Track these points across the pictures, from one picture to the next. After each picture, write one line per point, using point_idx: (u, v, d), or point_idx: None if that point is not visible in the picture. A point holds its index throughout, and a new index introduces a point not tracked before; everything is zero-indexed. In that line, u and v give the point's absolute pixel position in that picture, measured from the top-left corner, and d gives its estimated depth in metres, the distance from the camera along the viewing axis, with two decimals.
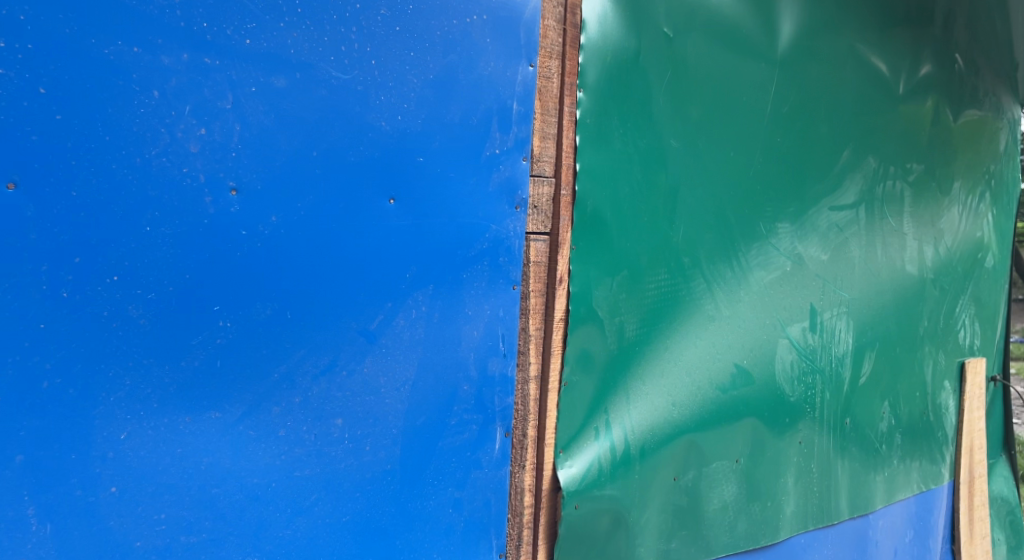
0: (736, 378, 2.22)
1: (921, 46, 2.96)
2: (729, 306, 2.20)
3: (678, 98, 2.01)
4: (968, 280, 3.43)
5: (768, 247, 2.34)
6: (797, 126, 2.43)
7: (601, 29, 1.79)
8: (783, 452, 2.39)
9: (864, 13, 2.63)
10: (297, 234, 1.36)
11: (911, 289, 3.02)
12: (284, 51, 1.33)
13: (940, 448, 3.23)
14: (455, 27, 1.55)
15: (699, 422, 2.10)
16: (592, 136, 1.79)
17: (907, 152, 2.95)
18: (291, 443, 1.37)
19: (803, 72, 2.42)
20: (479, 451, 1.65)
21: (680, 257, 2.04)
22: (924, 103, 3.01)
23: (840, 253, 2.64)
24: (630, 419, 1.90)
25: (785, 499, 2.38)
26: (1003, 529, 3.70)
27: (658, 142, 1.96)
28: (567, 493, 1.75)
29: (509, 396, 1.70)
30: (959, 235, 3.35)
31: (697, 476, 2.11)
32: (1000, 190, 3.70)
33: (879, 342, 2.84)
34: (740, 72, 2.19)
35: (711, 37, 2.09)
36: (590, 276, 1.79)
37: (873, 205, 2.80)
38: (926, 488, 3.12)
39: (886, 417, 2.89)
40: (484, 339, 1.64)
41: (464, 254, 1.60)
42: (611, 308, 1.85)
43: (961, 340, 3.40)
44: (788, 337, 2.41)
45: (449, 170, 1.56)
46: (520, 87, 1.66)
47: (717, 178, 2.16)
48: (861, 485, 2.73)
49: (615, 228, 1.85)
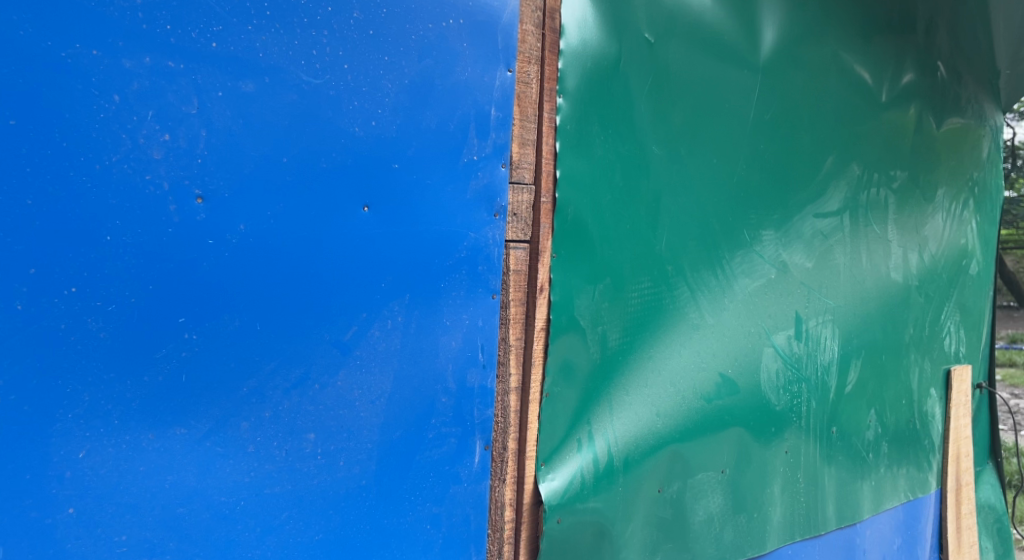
0: (720, 387, 2.20)
1: (904, 55, 2.95)
2: (713, 315, 2.19)
3: (659, 106, 2.00)
4: (953, 287, 3.42)
5: (752, 254, 2.33)
6: (780, 134, 2.42)
7: (580, 35, 1.78)
8: (769, 462, 2.36)
9: (846, 22, 2.62)
10: (266, 242, 1.32)
11: (896, 295, 3.00)
12: (251, 54, 1.29)
13: (926, 456, 3.21)
14: (430, 31, 1.52)
15: (684, 432, 2.07)
16: (572, 144, 1.77)
17: (891, 160, 2.95)
18: (260, 459, 1.32)
19: (785, 81, 2.41)
20: (459, 465, 1.61)
21: (664, 265, 2.04)
22: (907, 111, 3.00)
23: (824, 261, 2.63)
24: (613, 430, 1.88)
25: (771, 509, 2.35)
26: (992, 537, 3.66)
27: (639, 149, 1.95)
28: (548, 507, 1.72)
29: (489, 409, 1.66)
30: (944, 242, 3.35)
31: (683, 488, 2.07)
32: (982, 197, 3.69)
33: (865, 350, 2.83)
34: (723, 79, 2.18)
35: (692, 45, 2.08)
36: (571, 285, 1.78)
37: (858, 212, 2.79)
38: (913, 496, 3.09)
39: (871, 426, 2.86)
40: (463, 350, 1.61)
41: (442, 263, 1.57)
42: (593, 318, 1.83)
43: (947, 348, 3.38)
44: (773, 345, 2.39)
45: (426, 177, 1.53)
46: (498, 93, 1.63)
47: (701, 185, 2.15)
48: (848, 494, 2.70)
49: (596, 236, 1.84)
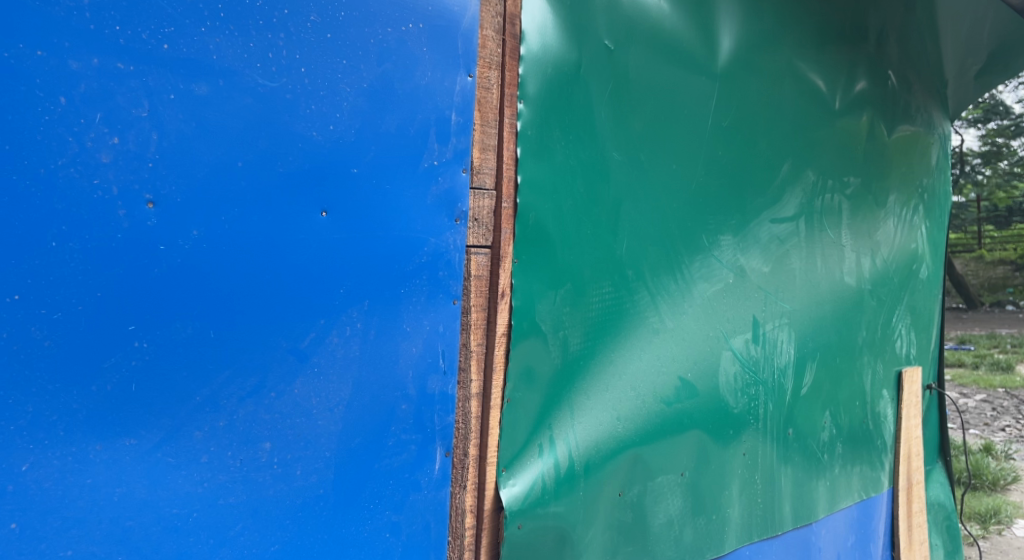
0: (680, 391, 2.22)
1: (856, 64, 3.02)
2: (673, 319, 2.21)
3: (619, 113, 2.02)
4: (904, 291, 3.52)
5: (710, 259, 2.37)
6: (738, 140, 2.46)
7: (541, 41, 1.79)
8: (728, 464, 2.39)
9: (800, 31, 2.68)
10: (221, 248, 1.29)
11: (850, 299, 3.08)
12: (205, 57, 1.26)
13: (879, 455, 3.28)
14: (390, 35, 1.50)
15: (644, 435, 2.09)
16: (533, 149, 1.78)
17: (844, 166, 3.02)
18: (214, 470, 1.29)
19: (742, 88, 2.45)
20: (419, 472, 1.60)
21: (624, 270, 2.06)
22: (860, 119, 3.08)
23: (780, 265, 2.68)
24: (574, 435, 1.89)
25: (729, 510, 2.38)
26: (942, 534, 3.76)
27: (600, 155, 1.96)
28: (509, 513, 1.71)
29: (450, 415, 1.65)
30: (895, 246, 3.44)
31: (643, 491, 2.09)
32: (932, 204, 3.80)
33: (820, 352, 2.89)
34: (681, 86, 2.21)
35: (651, 52, 2.10)
36: (532, 290, 1.79)
37: (813, 217, 2.85)
38: (867, 496, 3.16)
39: (826, 427, 2.92)
40: (424, 355, 1.60)
41: (402, 268, 1.56)
42: (554, 323, 1.84)
43: (898, 349, 3.47)
44: (731, 349, 2.43)
45: (385, 183, 1.52)
46: (458, 98, 1.63)
47: (661, 191, 2.17)
48: (804, 494, 2.75)
49: (557, 241, 1.85)
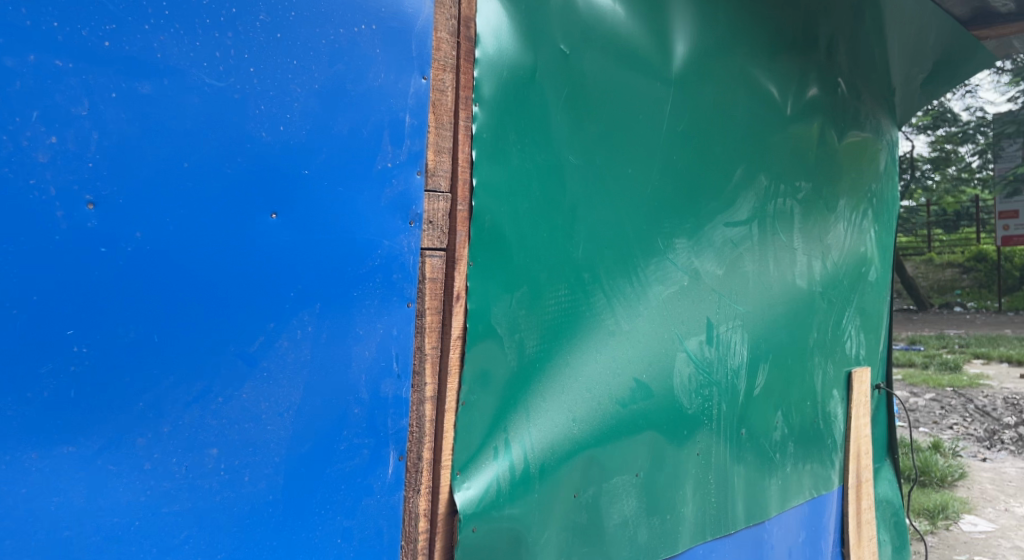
0: (635, 392, 2.24)
1: (807, 72, 3.09)
2: (628, 321, 2.24)
3: (575, 117, 2.03)
4: (853, 293, 3.61)
5: (665, 262, 2.40)
6: (692, 145, 2.49)
7: (496, 44, 1.79)
8: (682, 464, 2.42)
9: (753, 40, 2.73)
10: (166, 251, 1.26)
11: (801, 301, 3.14)
12: (149, 55, 1.23)
13: (829, 454, 3.36)
14: (342, 36, 1.49)
15: (599, 437, 2.11)
16: (489, 152, 1.78)
17: (796, 172, 3.09)
18: (158, 477, 1.26)
19: (696, 95, 2.49)
20: (372, 476, 1.58)
21: (580, 273, 2.07)
22: (811, 125, 3.15)
23: (734, 268, 2.73)
24: (529, 437, 1.89)
25: (683, 510, 2.41)
26: (890, 530, 3.86)
27: (555, 159, 1.97)
28: (463, 516, 1.71)
29: (403, 419, 1.64)
30: (845, 250, 3.53)
31: (598, 492, 2.11)
32: (880, 208, 3.90)
33: (772, 354, 2.94)
34: (637, 92, 2.24)
35: (607, 58, 2.13)
36: (488, 293, 1.79)
37: (766, 221, 2.91)
38: (817, 493, 3.23)
39: (778, 427, 2.98)
40: (377, 359, 1.59)
41: (355, 270, 1.54)
42: (510, 326, 1.85)
43: (848, 350, 3.56)
44: (686, 351, 2.46)
45: (337, 185, 1.50)
46: (413, 100, 1.62)
47: (616, 194, 2.20)
48: (756, 493, 2.80)
49: (513, 244, 1.85)
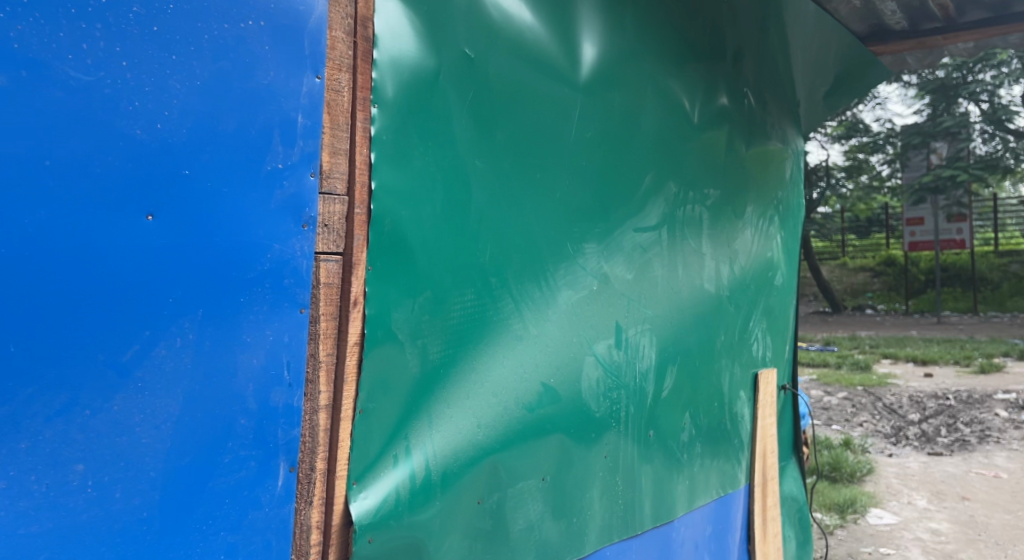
0: (542, 397, 2.25)
1: (714, 82, 3.17)
2: (536, 326, 2.24)
3: (480, 121, 2.02)
4: (759, 297, 3.73)
5: (575, 267, 2.42)
6: (601, 152, 2.52)
7: (396, 46, 1.76)
8: (589, 467, 2.44)
9: (661, 49, 2.79)
10: (24, 255, 1.19)
11: (709, 305, 3.23)
12: (4, 43, 1.17)
13: (736, 453, 3.45)
14: (227, 32, 1.43)
15: (505, 442, 2.10)
16: (389, 155, 1.75)
17: (704, 179, 3.17)
18: (13, 496, 1.19)
19: (605, 101, 2.52)
20: (259, 489, 1.53)
21: (486, 278, 2.06)
22: (719, 134, 3.23)
23: (643, 273, 2.77)
24: (431, 443, 1.87)
25: (590, 512, 2.43)
26: (794, 526, 4.00)
27: (460, 163, 1.95)
28: (359, 527, 1.67)
29: (295, 428, 1.59)
30: (752, 255, 3.64)
31: (502, 498, 2.10)
32: (786, 215, 4.05)
33: (680, 356, 3.01)
34: (545, 97, 2.25)
35: (514, 62, 2.12)
36: (388, 297, 1.76)
37: (675, 227, 2.97)
38: (724, 492, 3.32)
39: (686, 428, 3.05)
40: (266, 367, 1.53)
41: (242, 275, 1.48)
42: (412, 331, 1.82)
43: (755, 352, 3.68)
44: (594, 354, 2.49)
45: (222, 186, 1.44)
46: (305, 100, 1.58)
47: (524, 199, 2.19)
48: (664, 493, 2.85)
49: (415, 248, 1.82)
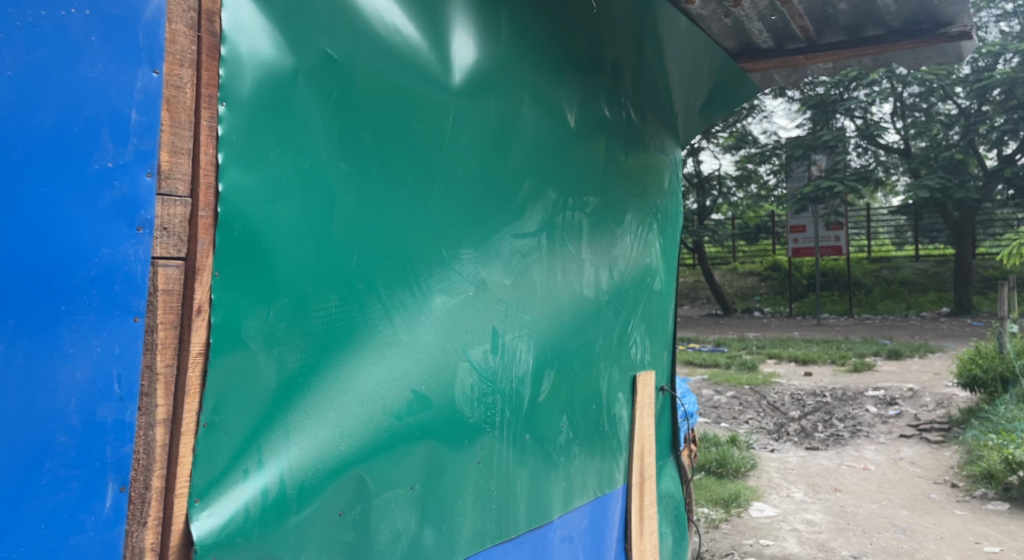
0: (411, 404, 2.20)
1: (592, 92, 3.23)
2: (406, 332, 2.19)
3: (344, 123, 1.96)
4: (637, 302, 3.83)
5: (448, 272, 2.39)
6: (476, 157, 2.51)
7: (247, 43, 1.69)
8: (460, 474, 2.42)
9: (538, 58, 2.81)
10: None
11: (587, 309, 3.28)
12: None
13: (614, 454, 3.53)
14: (45, 19, 1.34)
15: (370, 452, 2.04)
16: (238, 156, 1.67)
17: (583, 186, 3.22)
18: None
19: (480, 107, 2.51)
20: (83, 512, 1.42)
21: (352, 283, 2.00)
22: (597, 143, 3.29)
23: (521, 278, 2.78)
24: (288, 456, 1.79)
25: (460, 519, 2.41)
26: (671, 523, 4.14)
27: (322, 165, 1.89)
28: (201, 547, 1.59)
29: (126, 446, 1.49)
30: (631, 261, 3.73)
31: (366, 509, 2.04)
32: (665, 223, 4.18)
33: (557, 360, 3.04)
34: (415, 100, 2.21)
35: (381, 65, 2.08)
36: (239, 304, 1.68)
37: (554, 233, 3.00)
38: (601, 492, 3.39)
39: (563, 431, 3.08)
40: (94, 381, 1.43)
41: (65, 282, 1.38)
42: (267, 340, 1.74)
43: (633, 355, 3.78)
44: (468, 360, 2.47)
45: (38, 184, 1.33)
46: (140, 95, 1.50)
47: (393, 204, 2.15)
48: (539, 496, 2.87)
49: (270, 252, 1.74)
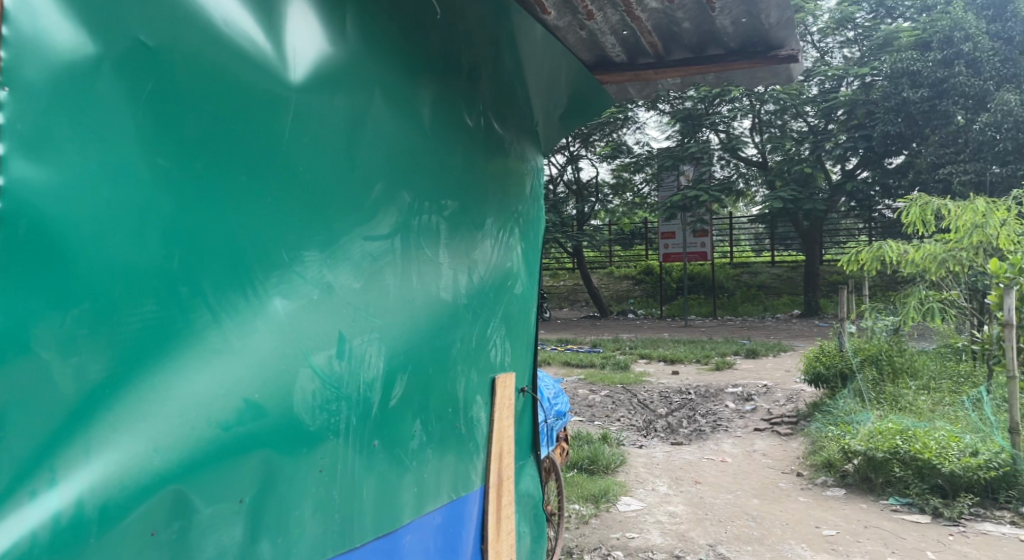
0: (244, 413, 2.06)
1: (448, 96, 3.22)
2: (240, 337, 2.07)
3: (161, 116, 1.86)
4: (497, 304, 3.86)
5: (289, 275, 2.29)
6: (320, 156, 2.43)
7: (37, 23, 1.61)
8: (298, 484, 2.32)
9: (389, 58, 2.77)
10: None
11: (444, 313, 3.26)
12: None
13: (470, 457, 3.53)
14: None
15: (193, 466, 1.91)
16: (26, 143, 1.59)
17: (440, 190, 3.19)
18: None
19: (324, 106, 2.44)
20: None
21: (172, 286, 1.89)
22: (455, 147, 3.29)
23: (371, 281, 2.72)
24: (88, 474, 1.68)
25: (298, 531, 2.31)
26: (529, 522, 4.20)
27: (133, 161, 1.79)
28: None
29: None
30: (490, 264, 3.75)
31: (187, 526, 1.90)
32: (526, 227, 4.24)
33: (410, 364, 3.00)
34: (250, 95, 2.11)
35: (208, 55, 1.97)
36: (27, 308, 1.59)
37: (409, 236, 2.96)
38: (456, 496, 3.37)
39: (415, 435, 3.05)
40: None
41: None
42: (62, 347, 1.65)
43: (492, 358, 3.80)
44: (311, 366, 2.37)
45: None
46: None
47: (223, 203, 2.04)
48: (387, 503, 2.81)
49: (67, 246, 1.66)
